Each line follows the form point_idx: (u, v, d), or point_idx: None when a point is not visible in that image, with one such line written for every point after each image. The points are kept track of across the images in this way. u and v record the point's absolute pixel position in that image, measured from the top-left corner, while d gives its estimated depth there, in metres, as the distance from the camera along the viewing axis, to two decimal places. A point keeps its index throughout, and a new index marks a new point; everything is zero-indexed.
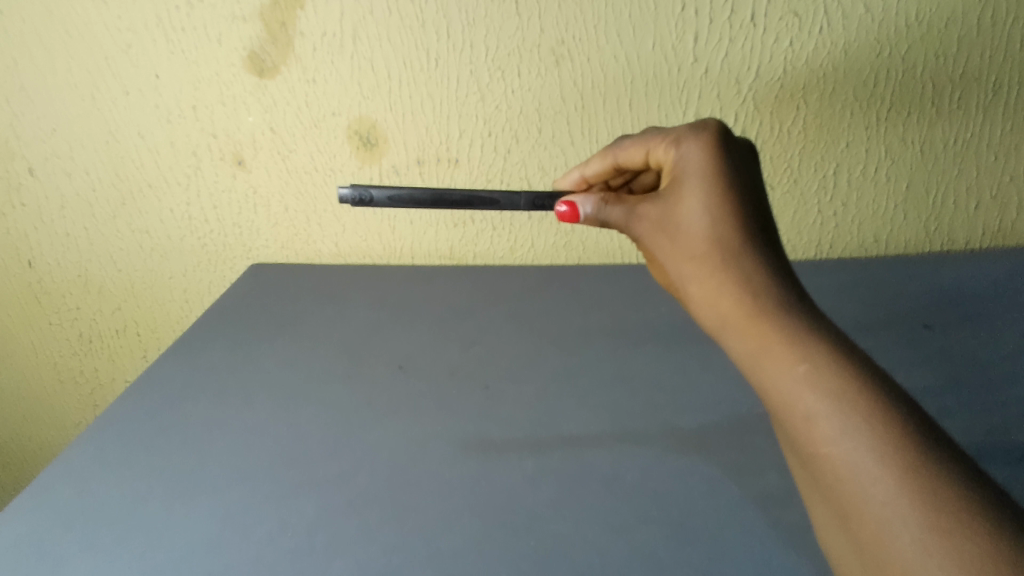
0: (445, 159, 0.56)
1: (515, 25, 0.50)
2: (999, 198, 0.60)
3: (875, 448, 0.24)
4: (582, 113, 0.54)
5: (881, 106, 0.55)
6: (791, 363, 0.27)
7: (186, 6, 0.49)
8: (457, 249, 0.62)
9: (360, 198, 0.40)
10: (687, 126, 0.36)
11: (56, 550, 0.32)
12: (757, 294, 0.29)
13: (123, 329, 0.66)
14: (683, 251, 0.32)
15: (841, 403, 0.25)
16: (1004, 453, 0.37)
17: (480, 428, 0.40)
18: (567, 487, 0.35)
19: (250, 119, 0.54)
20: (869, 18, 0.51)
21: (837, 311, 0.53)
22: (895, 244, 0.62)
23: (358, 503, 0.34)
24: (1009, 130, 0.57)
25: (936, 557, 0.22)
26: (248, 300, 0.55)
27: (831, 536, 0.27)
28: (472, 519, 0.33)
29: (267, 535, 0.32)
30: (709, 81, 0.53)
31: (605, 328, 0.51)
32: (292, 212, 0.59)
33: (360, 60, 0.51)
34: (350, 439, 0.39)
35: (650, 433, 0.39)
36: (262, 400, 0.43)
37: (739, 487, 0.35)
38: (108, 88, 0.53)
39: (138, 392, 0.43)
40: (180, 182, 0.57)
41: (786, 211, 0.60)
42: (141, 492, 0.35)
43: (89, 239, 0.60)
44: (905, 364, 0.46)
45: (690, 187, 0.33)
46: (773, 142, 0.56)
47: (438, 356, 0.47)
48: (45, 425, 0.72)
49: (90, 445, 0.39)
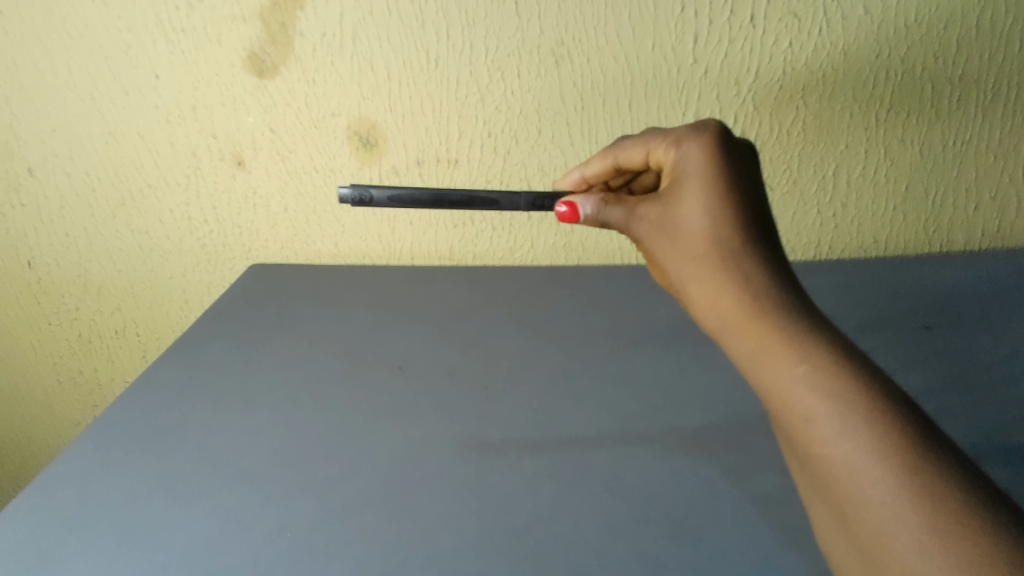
0: (445, 160, 0.56)
1: (515, 26, 0.50)
2: (999, 199, 0.60)
3: (875, 448, 0.24)
4: (582, 114, 0.54)
5: (881, 106, 0.55)
6: (791, 364, 0.27)
7: (185, 6, 0.49)
8: (457, 250, 0.62)
9: (360, 198, 0.40)
10: (687, 126, 0.36)
11: (54, 551, 0.32)
12: (757, 294, 0.29)
13: (122, 330, 0.66)
14: (683, 251, 0.32)
15: (842, 403, 0.25)
16: (1004, 454, 0.37)
17: (480, 429, 0.40)
18: (567, 488, 0.35)
19: (250, 120, 0.54)
20: (869, 18, 0.51)
21: (837, 312, 0.53)
22: (894, 245, 0.62)
23: (357, 504, 0.34)
24: (1009, 131, 0.57)
25: (936, 558, 0.22)
26: (248, 300, 0.55)
27: (831, 537, 0.27)
28: (471, 519, 0.33)
29: (266, 535, 0.32)
30: (709, 82, 0.53)
31: (605, 328, 0.51)
32: (292, 212, 0.59)
33: (360, 61, 0.51)
34: (349, 440, 0.39)
35: (649, 433, 0.39)
36: (261, 401, 0.42)
37: (739, 488, 0.35)
38: (107, 88, 0.53)
39: (137, 392, 0.43)
40: (180, 182, 0.57)
41: (786, 212, 0.60)
42: (141, 493, 0.35)
43: (88, 239, 0.60)
44: (905, 365, 0.46)
45: (690, 187, 0.33)
46: (773, 143, 0.56)
47: (438, 357, 0.47)
48: (44, 425, 0.72)
49: (89, 445, 0.39)
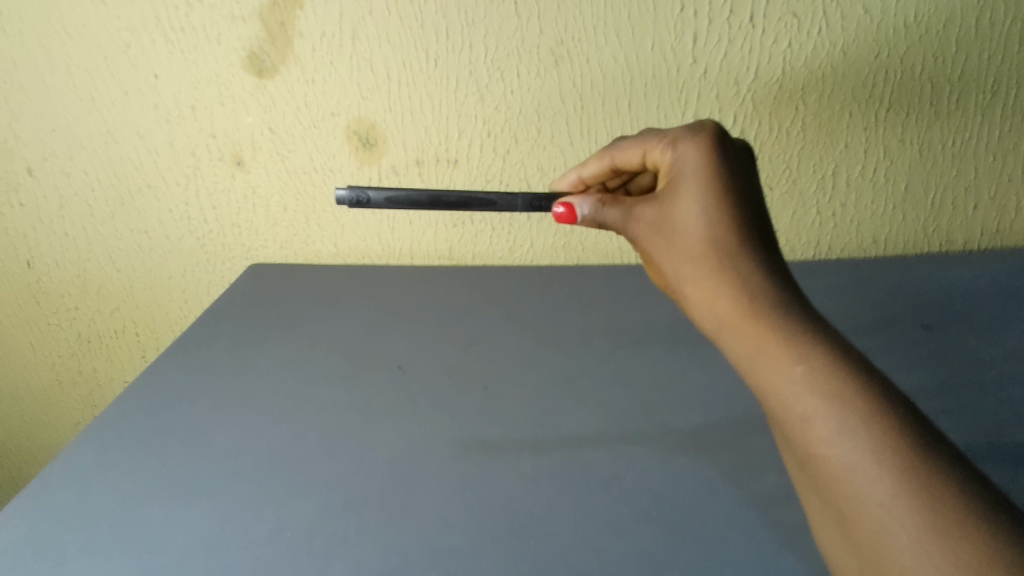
0: (445, 159, 0.56)
1: (515, 26, 0.50)
2: (998, 199, 0.60)
3: (873, 448, 0.24)
4: (582, 113, 0.54)
5: (881, 106, 0.55)
6: (789, 364, 0.27)
7: (185, 6, 0.49)
8: (457, 249, 0.62)
9: (358, 199, 0.40)
10: (685, 127, 0.36)
11: (55, 550, 0.32)
12: (755, 294, 0.29)
13: (122, 330, 0.66)
14: (681, 252, 0.32)
15: (839, 403, 0.25)
16: (1003, 454, 0.37)
17: (480, 428, 0.40)
18: (566, 488, 0.35)
19: (249, 119, 0.54)
20: (868, 18, 0.51)
21: (837, 312, 0.53)
22: (894, 245, 0.62)
23: (356, 503, 0.34)
24: (1009, 130, 0.57)
25: (935, 558, 0.22)
26: (249, 300, 0.55)
27: (829, 537, 0.27)
28: (469, 518, 0.33)
29: (266, 534, 0.32)
30: (708, 81, 0.53)
31: (605, 329, 0.51)
32: (292, 212, 0.59)
33: (360, 61, 0.51)
34: (348, 440, 0.39)
35: (649, 433, 0.39)
36: (260, 401, 0.43)
37: (738, 487, 0.35)
38: (107, 88, 0.53)
39: (137, 392, 0.43)
40: (180, 182, 0.57)
41: (785, 211, 0.60)
42: (139, 491, 0.35)
43: (88, 239, 0.60)
44: (905, 365, 0.46)
45: (688, 188, 0.33)
46: (772, 142, 0.56)
47: (437, 357, 0.47)
48: (45, 424, 0.72)
49: (89, 445, 0.39)
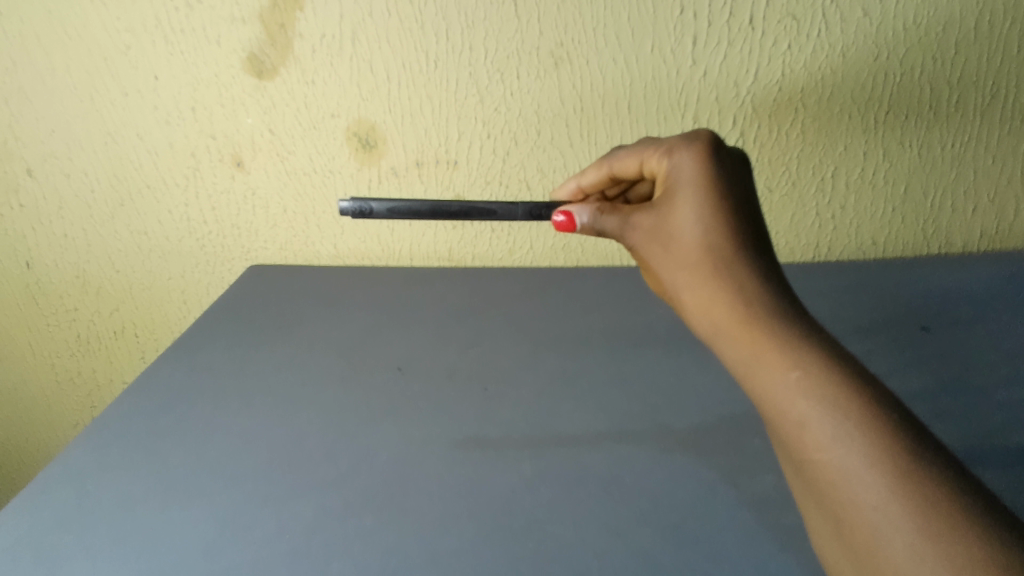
0: (445, 161, 0.56)
1: (515, 28, 0.50)
2: (997, 201, 0.60)
3: (867, 452, 0.24)
4: (582, 115, 0.54)
5: (880, 108, 0.55)
6: (783, 371, 0.27)
7: (186, 7, 0.49)
8: (457, 251, 0.62)
9: (360, 210, 0.40)
10: (681, 136, 0.36)
11: (53, 554, 0.32)
12: (750, 301, 0.29)
13: (122, 330, 0.66)
14: (677, 259, 0.32)
15: (833, 409, 0.25)
16: (1000, 455, 0.37)
17: (479, 428, 0.40)
18: (565, 489, 0.35)
19: (249, 121, 0.54)
20: (867, 21, 0.51)
21: (836, 314, 0.53)
22: (893, 247, 0.62)
23: (355, 505, 0.34)
24: (1009, 133, 0.57)
25: (928, 561, 0.22)
26: (249, 301, 0.55)
27: (826, 543, 0.26)
28: (469, 521, 0.33)
29: (266, 535, 0.32)
30: (708, 83, 0.53)
31: (604, 330, 0.51)
32: (291, 213, 0.59)
33: (360, 62, 0.51)
34: (348, 440, 0.39)
35: (648, 435, 0.39)
36: (260, 401, 0.43)
37: (737, 488, 0.35)
38: (107, 89, 0.53)
39: (137, 394, 0.43)
40: (179, 183, 0.57)
41: (785, 213, 0.60)
42: (139, 494, 0.35)
43: (87, 240, 0.60)
44: (903, 366, 0.46)
45: (683, 197, 0.33)
46: (772, 144, 0.56)
47: (437, 358, 0.47)
48: (43, 425, 0.72)
49: (87, 446, 0.39)
